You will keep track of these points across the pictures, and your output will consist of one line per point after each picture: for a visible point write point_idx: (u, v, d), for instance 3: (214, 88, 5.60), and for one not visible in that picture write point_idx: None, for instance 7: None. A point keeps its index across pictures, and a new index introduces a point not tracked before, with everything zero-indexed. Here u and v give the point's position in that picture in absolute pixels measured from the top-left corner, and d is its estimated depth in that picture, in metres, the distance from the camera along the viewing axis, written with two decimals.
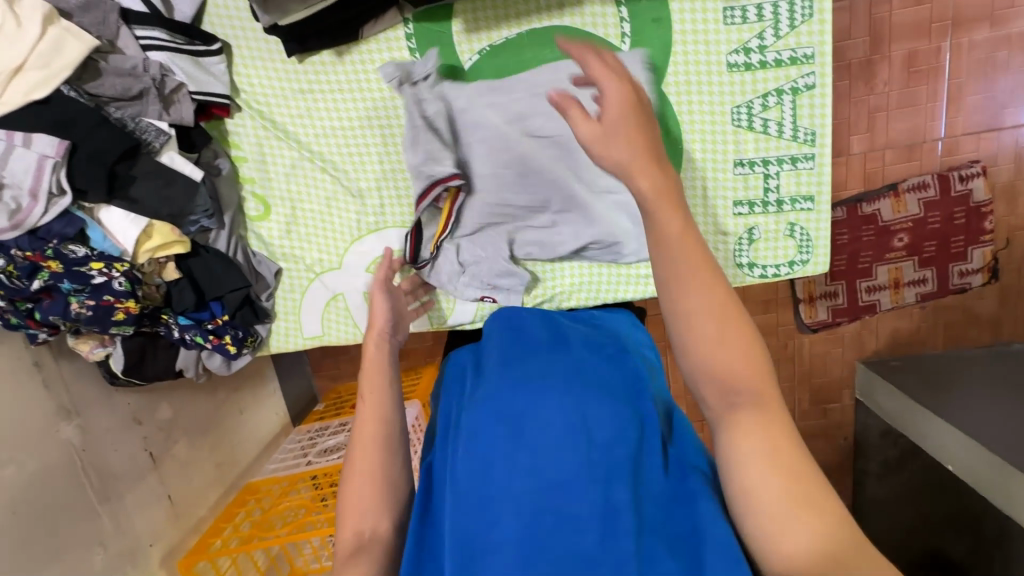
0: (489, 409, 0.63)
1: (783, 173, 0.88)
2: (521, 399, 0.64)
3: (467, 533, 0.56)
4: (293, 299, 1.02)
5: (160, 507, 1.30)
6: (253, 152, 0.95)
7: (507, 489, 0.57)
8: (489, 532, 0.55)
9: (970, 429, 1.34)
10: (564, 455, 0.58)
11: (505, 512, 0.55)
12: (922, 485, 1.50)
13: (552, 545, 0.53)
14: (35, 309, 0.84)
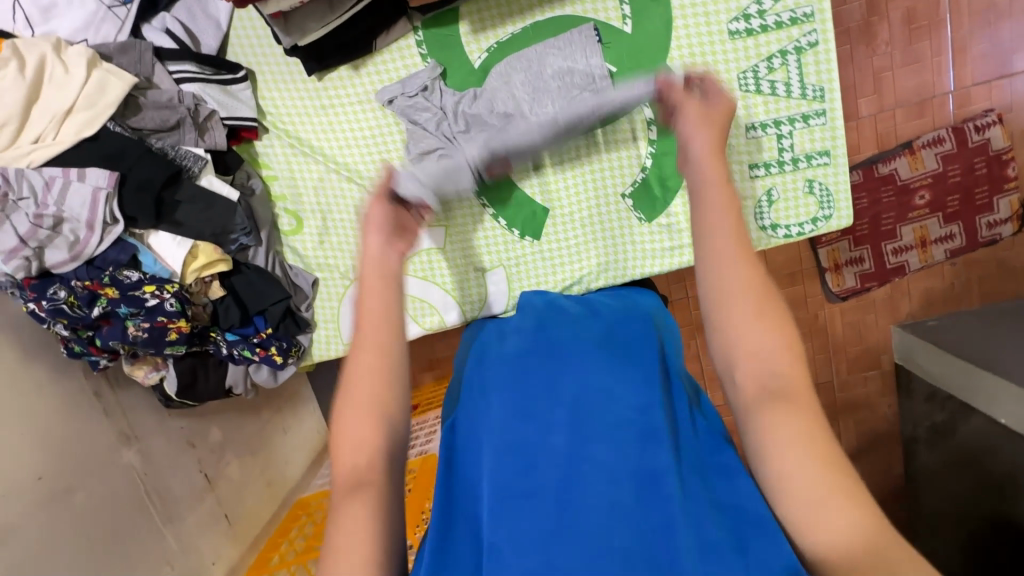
0: (524, 377, 0.70)
1: (795, 132, 0.90)
2: (557, 369, 0.70)
3: (506, 479, 0.61)
4: (331, 307, 1.06)
5: (220, 526, 1.34)
6: (283, 170, 1.00)
7: (544, 443, 0.63)
8: (528, 479, 0.61)
9: (1019, 378, 1.31)
10: (598, 414, 0.64)
11: (543, 460, 0.61)
12: (977, 441, 1.46)
13: (587, 487, 0.58)
14: (96, 335, 0.90)
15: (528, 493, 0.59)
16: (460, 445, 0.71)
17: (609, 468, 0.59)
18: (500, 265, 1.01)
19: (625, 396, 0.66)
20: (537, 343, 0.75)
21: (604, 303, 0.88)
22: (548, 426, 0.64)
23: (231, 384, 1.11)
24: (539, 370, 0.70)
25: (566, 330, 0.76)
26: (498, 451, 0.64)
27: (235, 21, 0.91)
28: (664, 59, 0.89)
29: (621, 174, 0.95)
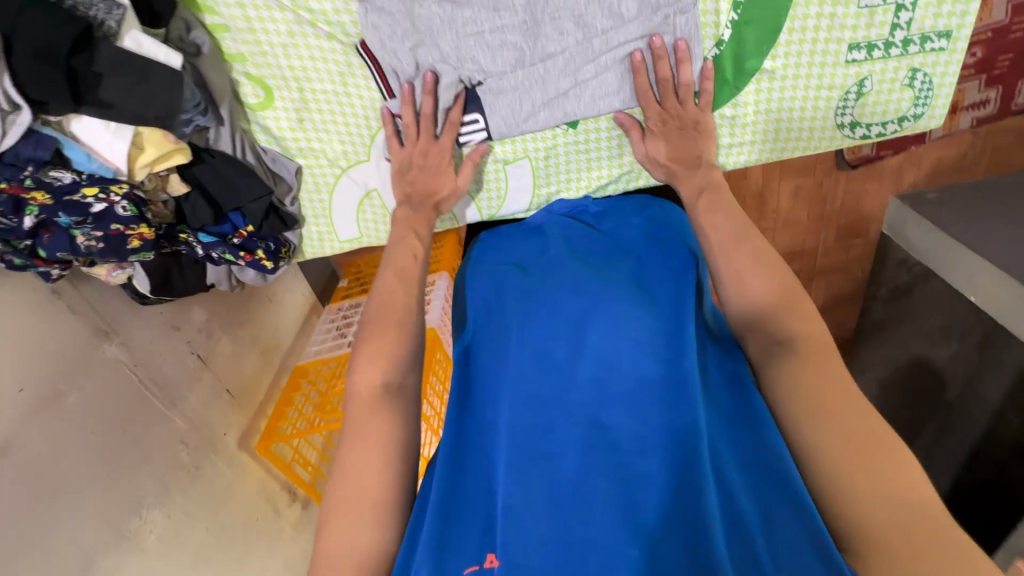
0: (547, 330, 0.66)
1: (919, 3, 0.70)
2: (584, 318, 0.65)
3: (526, 434, 0.60)
4: (321, 199, 0.89)
5: (224, 399, 1.35)
6: (234, 18, 0.72)
7: (565, 405, 0.60)
8: (549, 438, 0.59)
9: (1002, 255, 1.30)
10: (628, 369, 0.60)
11: (567, 419, 0.59)
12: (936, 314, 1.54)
13: (614, 448, 0.56)
14: (37, 246, 0.72)
15: (542, 455, 0.58)
16: (479, 396, 0.68)
17: (634, 435, 0.56)
18: (524, 157, 0.85)
19: (656, 349, 0.61)
20: (561, 287, 0.69)
21: (637, 224, 0.78)
22: (571, 386, 0.61)
23: (214, 282, 0.99)
24: (564, 319, 0.66)
25: (592, 269, 0.70)
26: (521, 408, 0.61)
27: None
28: None
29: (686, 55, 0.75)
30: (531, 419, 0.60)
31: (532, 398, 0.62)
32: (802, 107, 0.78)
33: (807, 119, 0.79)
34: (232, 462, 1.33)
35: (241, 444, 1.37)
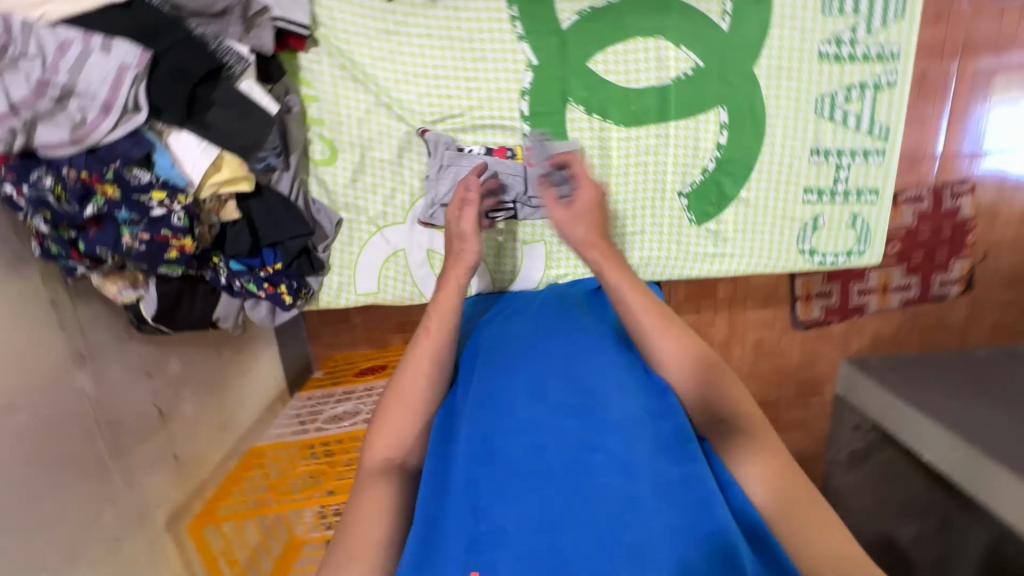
0: (535, 375, 0.78)
1: (853, 166, 0.92)
2: (569, 363, 0.79)
3: (518, 455, 0.67)
4: (351, 252, 0.98)
5: (169, 467, 1.23)
6: (326, 93, 0.89)
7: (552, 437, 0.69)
8: (537, 461, 0.66)
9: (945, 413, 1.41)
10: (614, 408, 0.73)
11: (554, 446, 0.67)
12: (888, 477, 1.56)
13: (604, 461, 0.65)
14: (79, 238, 0.77)
15: (532, 476, 0.64)
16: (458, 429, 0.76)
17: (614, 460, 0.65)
18: (540, 240, 0.98)
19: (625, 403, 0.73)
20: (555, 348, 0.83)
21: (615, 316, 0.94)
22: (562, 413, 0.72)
23: (219, 317, 1.00)
24: (548, 369, 0.79)
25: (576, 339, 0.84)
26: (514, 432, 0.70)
27: None
28: (751, 65, 0.87)
29: (677, 179, 0.94)
30: (522, 445, 0.68)
31: (520, 428, 0.70)
32: (771, 231, 0.96)
33: (774, 243, 0.96)
34: (153, 542, 1.15)
35: (169, 523, 1.20)
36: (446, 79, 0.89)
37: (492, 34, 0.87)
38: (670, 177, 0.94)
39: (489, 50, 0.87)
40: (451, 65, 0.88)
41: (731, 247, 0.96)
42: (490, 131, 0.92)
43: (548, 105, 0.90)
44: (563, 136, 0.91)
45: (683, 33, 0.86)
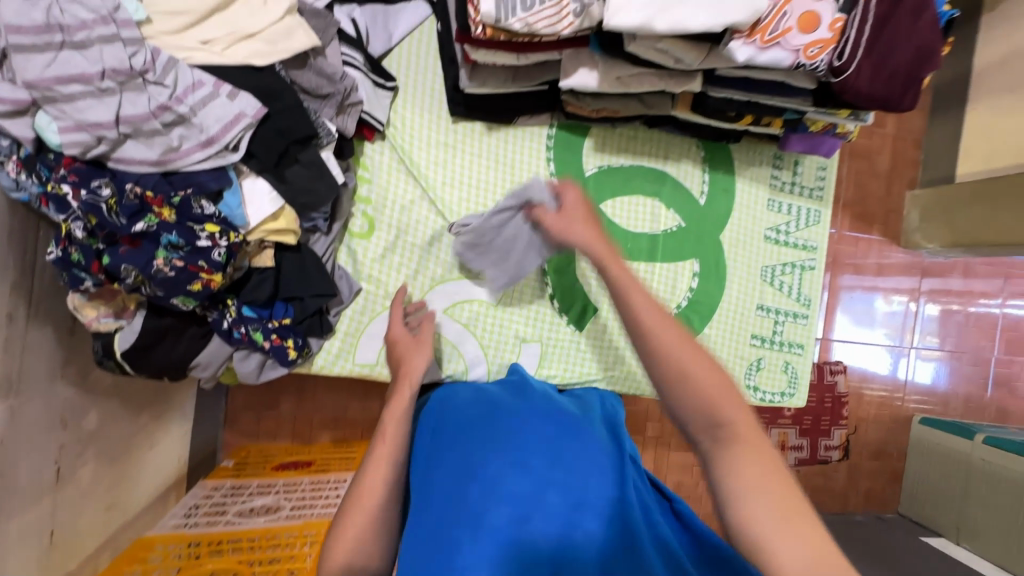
0: (508, 453, 0.71)
1: (786, 323, 1.17)
2: (538, 438, 0.74)
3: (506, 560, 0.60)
4: (359, 321, 1.00)
5: (40, 547, 0.98)
6: (379, 179, 1.00)
7: (536, 534, 0.63)
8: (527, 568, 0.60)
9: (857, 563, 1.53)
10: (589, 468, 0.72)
11: (542, 548, 0.61)
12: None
13: (589, 527, 0.63)
14: (107, 250, 0.75)
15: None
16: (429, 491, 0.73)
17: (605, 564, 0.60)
18: (537, 340, 1.08)
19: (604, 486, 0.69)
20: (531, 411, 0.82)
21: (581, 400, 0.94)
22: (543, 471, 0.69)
23: (197, 364, 0.94)
24: (518, 444, 0.73)
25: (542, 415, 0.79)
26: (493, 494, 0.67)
27: (410, 43, 0.99)
28: (718, 233, 1.14)
29: (657, 308, 1.12)
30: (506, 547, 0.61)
31: (502, 522, 0.63)
32: (726, 365, 1.14)
33: (728, 376, 1.14)
34: None
35: None
36: (486, 191, 1.05)
37: (530, 166, 1.06)
38: (651, 305, 1.12)
39: (527, 179, 1.06)
40: (491, 182, 1.05)
41: None
42: (513, 240, 1.06)
43: None
44: (572, 255, 1.08)
45: (673, 199, 1.12)
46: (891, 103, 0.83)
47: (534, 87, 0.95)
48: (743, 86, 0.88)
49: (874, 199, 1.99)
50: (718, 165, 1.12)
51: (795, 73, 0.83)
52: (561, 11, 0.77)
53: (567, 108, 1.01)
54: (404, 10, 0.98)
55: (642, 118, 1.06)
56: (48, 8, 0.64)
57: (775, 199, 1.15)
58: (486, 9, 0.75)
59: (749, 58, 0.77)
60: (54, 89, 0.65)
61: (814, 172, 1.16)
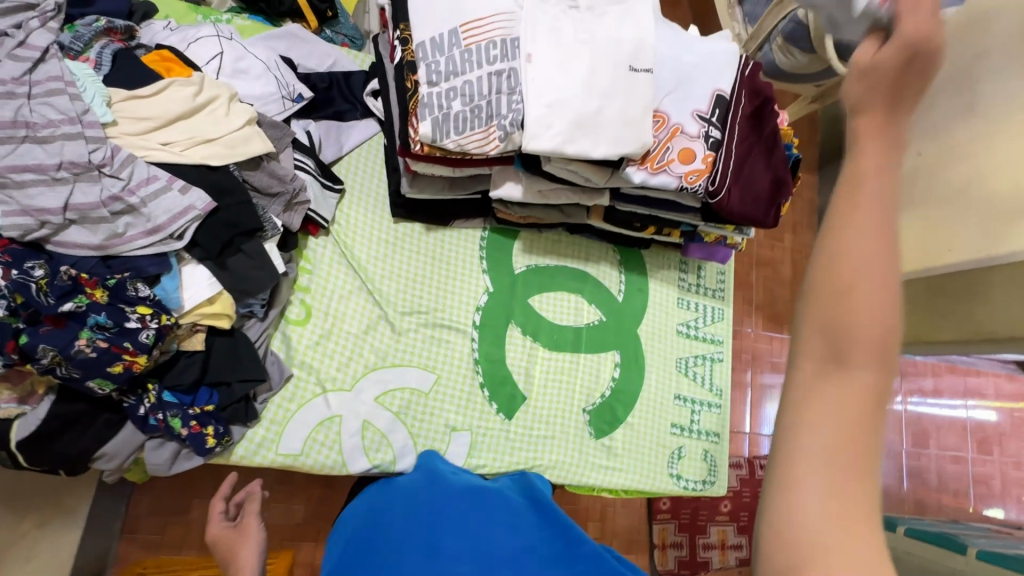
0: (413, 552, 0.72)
1: (702, 412, 1.25)
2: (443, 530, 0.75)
3: None
4: (287, 408, 1.00)
5: None
6: (320, 271, 1.06)
7: None
8: None
9: None
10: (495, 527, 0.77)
11: None
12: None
13: None
14: (26, 330, 0.74)
15: None
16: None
17: None
18: (468, 429, 1.10)
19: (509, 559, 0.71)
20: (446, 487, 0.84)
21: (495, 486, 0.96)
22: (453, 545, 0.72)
23: (101, 455, 0.89)
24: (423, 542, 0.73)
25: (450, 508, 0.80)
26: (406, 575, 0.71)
27: (359, 152, 1.12)
28: (636, 327, 1.25)
29: (583, 397, 1.18)
30: None
31: None
32: (650, 453, 1.20)
33: (651, 464, 1.19)
34: None
35: None
36: (422, 285, 1.12)
37: (464, 262, 1.16)
38: (578, 394, 1.18)
39: (462, 274, 1.15)
40: (427, 277, 1.13)
41: (620, 464, 1.17)
42: (446, 331, 1.12)
43: (496, 321, 1.16)
44: (502, 344, 1.15)
45: (594, 296, 1.24)
46: (759, 218, 1.03)
47: (468, 195, 1.09)
48: (642, 202, 1.04)
49: (781, 302, 2.28)
50: (633, 268, 1.27)
51: (682, 194, 1.01)
52: (488, 137, 0.91)
53: (498, 214, 1.15)
54: (356, 127, 1.12)
55: (565, 226, 1.21)
56: (20, 109, 0.73)
57: (684, 298, 1.30)
58: (425, 131, 0.89)
59: (643, 180, 0.94)
60: (8, 177, 0.71)
61: (714, 276, 1.33)
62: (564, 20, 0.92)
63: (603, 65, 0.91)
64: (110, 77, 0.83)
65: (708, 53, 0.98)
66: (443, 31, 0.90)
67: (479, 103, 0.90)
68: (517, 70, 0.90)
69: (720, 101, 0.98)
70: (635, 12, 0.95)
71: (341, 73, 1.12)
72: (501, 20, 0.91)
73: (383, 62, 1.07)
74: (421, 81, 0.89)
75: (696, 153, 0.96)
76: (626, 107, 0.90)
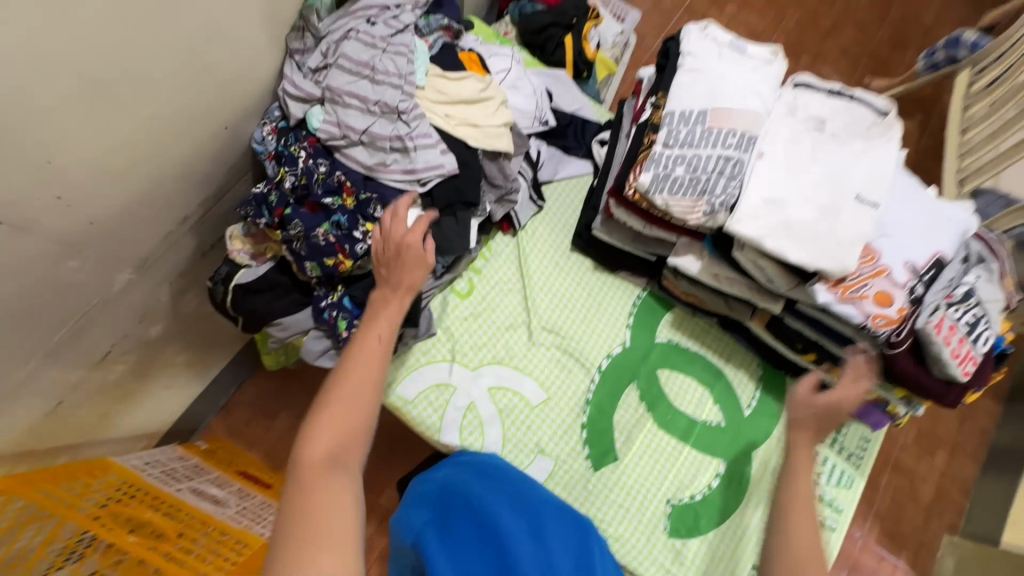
0: None
1: None
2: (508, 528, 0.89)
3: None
4: (417, 359, 1.11)
5: (43, 406, 1.04)
6: (496, 262, 1.19)
7: None
8: None
9: None
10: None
11: None
12: None
13: None
14: (293, 205, 0.97)
15: None
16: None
17: None
18: (553, 457, 1.11)
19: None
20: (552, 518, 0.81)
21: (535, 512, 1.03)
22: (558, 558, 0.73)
23: (278, 322, 1.06)
24: None
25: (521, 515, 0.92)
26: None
27: (568, 182, 1.27)
28: (753, 448, 1.18)
29: (672, 488, 1.13)
30: None
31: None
32: None
33: None
34: None
35: None
36: (569, 311, 1.19)
37: (613, 310, 1.21)
38: (667, 483, 1.13)
39: (608, 320, 1.21)
40: (576, 307, 1.20)
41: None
42: (572, 361, 1.17)
43: (620, 375, 1.18)
44: (616, 398, 1.16)
45: (721, 397, 1.20)
46: (938, 394, 0.93)
47: (646, 253, 1.16)
48: (816, 325, 1.01)
49: (908, 521, 1.99)
50: (772, 389, 1.22)
51: (861, 333, 0.96)
52: (695, 207, 0.98)
53: (663, 282, 1.19)
54: (573, 163, 1.28)
55: (720, 319, 1.22)
56: (374, 57, 0.97)
57: (814, 445, 1.20)
58: (643, 180, 0.99)
59: (827, 303, 0.93)
60: (341, 98, 0.96)
61: (857, 439, 1.21)
62: (805, 137, 0.99)
63: (829, 186, 0.95)
64: (434, 57, 1.06)
65: (942, 216, 0.96)
66: (694, 108, 1.01)
67: (699, 176, 0.98)
68: (745, 163, 0.97)
69: (939, 263, 0.93)
70: (879, 153, 0.98)
71: (581, 117, 1.29)
72: (750, 117, 0.99)
73: (623, 119, 1.22)
74: (658, 140, 1.01)
75: (894, 299, 0.91)
76: (838, 229, 0.92)
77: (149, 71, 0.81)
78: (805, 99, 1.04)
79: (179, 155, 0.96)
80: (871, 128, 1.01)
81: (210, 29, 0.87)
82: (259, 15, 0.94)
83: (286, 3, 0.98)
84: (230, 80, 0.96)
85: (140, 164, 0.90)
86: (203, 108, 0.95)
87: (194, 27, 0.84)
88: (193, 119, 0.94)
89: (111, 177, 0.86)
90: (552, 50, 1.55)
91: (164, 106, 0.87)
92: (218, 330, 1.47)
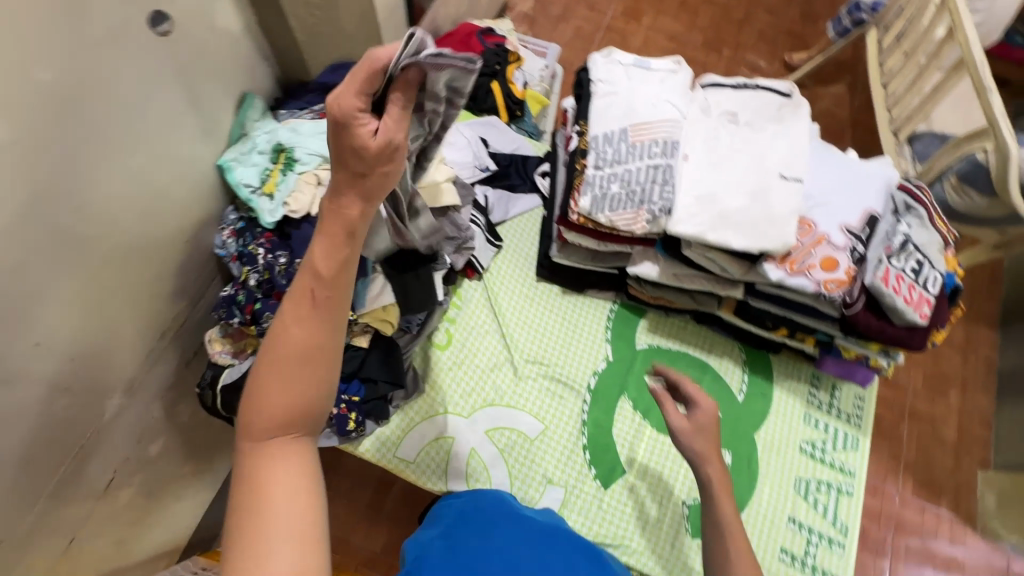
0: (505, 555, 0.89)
1: (819, 546, 1.13)
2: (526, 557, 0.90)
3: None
4: (411, 418, 1.13)
5: (58, 548, 1.05)
6: (469, 309, 1.23)
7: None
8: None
9: None
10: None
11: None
12: None
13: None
14: (261, 299, 1.01)
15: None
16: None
17: None
18: (563, 485, 1.12)
19: None
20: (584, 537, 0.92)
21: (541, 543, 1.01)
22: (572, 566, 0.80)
23: None
24: None
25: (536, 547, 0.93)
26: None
27: (521, 218, 1.32)
28: (754, 431, 1.20)
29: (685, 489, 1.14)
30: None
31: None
32: None
33: None
34: None
35: None
36: (547, 339, 1.23)
37: (589, 328, 1.25)
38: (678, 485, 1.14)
39: (587, 340, 1.24)
40: (554, 334, 1.24)
41: None
42: (560, 386, 1.19)
43: (611, 389, 1.20)
44: (611, 413, 1.18)
45: (712, 389, 1.23)
46: (903, 340, 0.97)
47: (606, 268, 1.20)
48: (777, 301, 1.06)
49: (940, 467, 1.98)
50: (758, 370, 1.25)
51: (820, 300, 0.99)
52: (637, 218, 1.03)
53: (630, 291, 1.23)
54: (522, 199, 1.33)
55: (693, 314, 1.26)
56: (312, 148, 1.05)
57: (812, 415, 1.22)
58: (584, 203, 1.05)
59: (779, 278, 0.98)
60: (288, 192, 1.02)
61: (852, 399, 1.24)
62: (722, 132, 1.06)
63: (754, 171, 1.01)
64: None
65: (866, 173, 1.02)
66: (615, 129, 1.08)
67: (634, 188, 1.03)
68: (673, 167, 1.03)
69: (873, 220, 0.98)
70: (793, 131, 1.04)
71: (521, 155, 1.36)
72: (668, 125, 1.06)
73: (557, 150, 1.29)
74: (588, 164, 1.06)
75: (840, 262, 0.96)
76: (771, 209, 0.97)
77: (104, 207, 0.87)
78: (716, 96, 1.12)
79: (146, 276, 1.00)
80: (781, 109, 1.08)
81: (153, 156, 0.93)
82: (197, 133, 1.00)
83: (221, 116, 1.04)
84: (181, 196, 1.02)
85: (110, 293, 0.94)
86: (161, 227, 1.00)
87: (138, 158, 0.90)
88: (153, 240, 0.99)
89: (84, 312, 0.90)
90: (483, 99, 1.65)
91: (124, 236, 0.92)
92: (219, 431, 1.48)
